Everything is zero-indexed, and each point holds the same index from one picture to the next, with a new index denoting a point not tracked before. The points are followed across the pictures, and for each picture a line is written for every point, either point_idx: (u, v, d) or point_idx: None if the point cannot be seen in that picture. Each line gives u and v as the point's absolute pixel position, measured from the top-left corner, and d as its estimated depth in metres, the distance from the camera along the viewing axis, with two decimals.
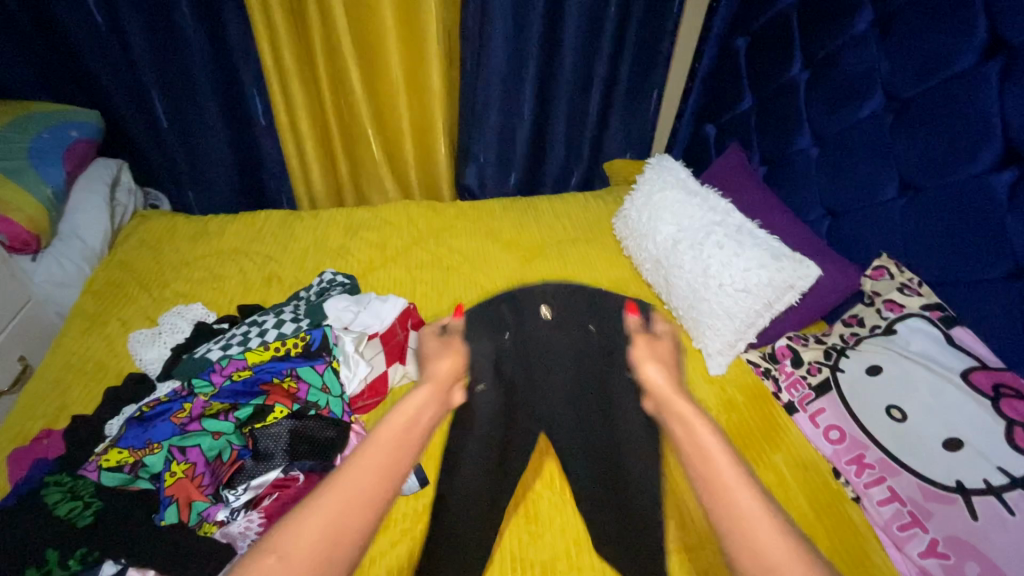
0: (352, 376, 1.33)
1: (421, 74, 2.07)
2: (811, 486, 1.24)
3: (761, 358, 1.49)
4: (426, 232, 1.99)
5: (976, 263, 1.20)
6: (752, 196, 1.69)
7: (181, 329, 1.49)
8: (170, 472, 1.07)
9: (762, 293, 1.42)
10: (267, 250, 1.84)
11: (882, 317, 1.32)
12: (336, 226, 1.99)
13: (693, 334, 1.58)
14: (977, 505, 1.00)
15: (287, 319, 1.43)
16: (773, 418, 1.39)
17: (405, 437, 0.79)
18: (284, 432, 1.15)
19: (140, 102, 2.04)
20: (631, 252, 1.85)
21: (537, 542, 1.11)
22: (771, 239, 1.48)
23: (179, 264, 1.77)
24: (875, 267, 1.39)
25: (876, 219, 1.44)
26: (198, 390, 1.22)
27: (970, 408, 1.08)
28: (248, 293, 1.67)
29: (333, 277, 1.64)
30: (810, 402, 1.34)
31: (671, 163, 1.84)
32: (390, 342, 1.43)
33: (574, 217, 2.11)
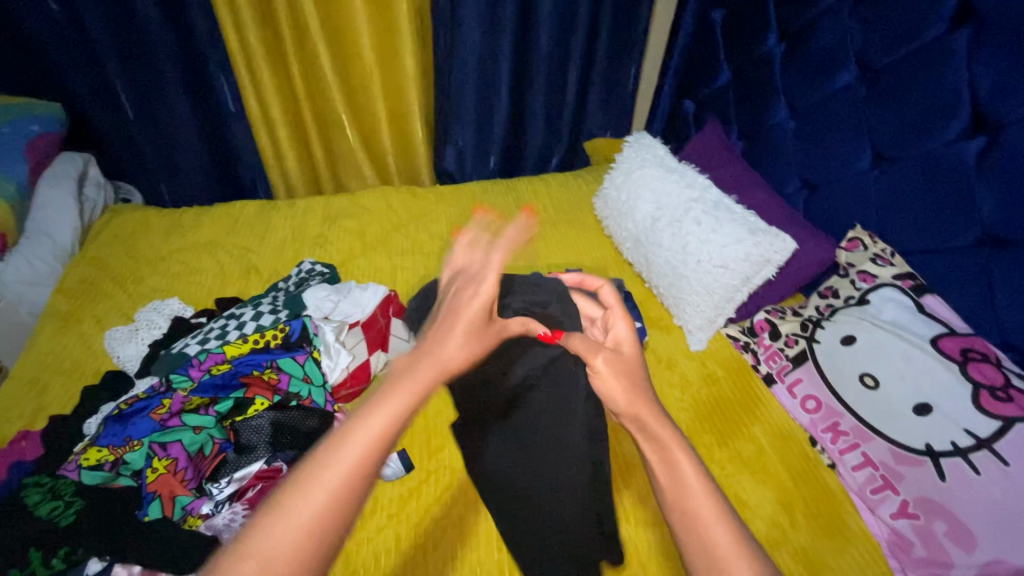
0: (334, 364, 1.34)
1: (394, 55, 2.02)
2: (788, 454, 1.27)
3: (739, 332, 1.52)
4: (406, 218, 1.97)
5: (945, 233, 1.22)
6: (731, 171, 1.70)
7: (158, 325, 1.46)
8: (151, 468, 1.06)
9: (739, 268, 1.43)
10: (241, 242, 1.81)
11: (856, 287, 1.34)
12: (315, 215, 1.96)
13: (674, 311, 1.60)
14: (946, 466, 1.03)
15: (265, 311, 1.41)
16: (752, 390, 1.42)
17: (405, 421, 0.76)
18: (265, 424, 1.13)
19: (103, 92, 1.98)
20: (612, 230, 1.85)
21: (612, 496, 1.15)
22: (748, 214, 1.48)
23: (154, 258, 1.73)
24: (850, 239, 1.40)
25: (851, 190, 1.45)
26: (176, 385, 1.19)
27: (938, 374, 1.10)
28: (226, 286, 1.64)
29: (311, 267, 1.64)
30: (787, 373, 1.37)
31: (649, 140, 1.83)
32: (371, 331, 1.42)
33: (556, 199, 2.11)
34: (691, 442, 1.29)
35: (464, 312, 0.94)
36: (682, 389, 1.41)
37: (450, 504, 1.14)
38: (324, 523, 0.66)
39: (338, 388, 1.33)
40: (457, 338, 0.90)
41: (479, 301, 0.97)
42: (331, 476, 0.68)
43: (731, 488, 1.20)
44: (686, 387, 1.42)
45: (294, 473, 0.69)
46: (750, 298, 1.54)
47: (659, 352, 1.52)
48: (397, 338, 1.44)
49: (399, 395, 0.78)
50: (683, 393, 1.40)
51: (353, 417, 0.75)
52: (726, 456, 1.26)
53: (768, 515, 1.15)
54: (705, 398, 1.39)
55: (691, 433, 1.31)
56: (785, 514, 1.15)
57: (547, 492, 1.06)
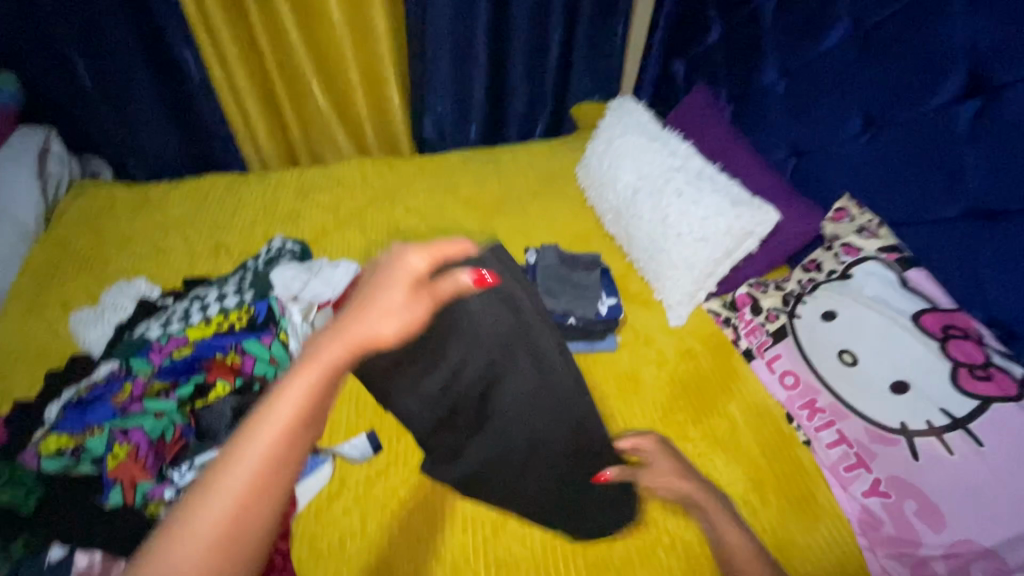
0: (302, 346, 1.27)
1: (365, 17, 1.92)
2: (762, 432, 1.25)
3: (720, 307, 1.48)
4: (382, 191, 1.91)
5: (932, 202, 1.16)
6: (716, 137, 1.61)
7: (124, 307, 1.43)
8: (111, 455, 1.04)
9: (720, 241, 1.37)
10: (211, 220, 1.76)
11: (839, 261, 1.28)
12: (287, 189, 1.90)
13: (653, 285, 1.55)
14: (920, 446, 1.01)
15: (230, 292, 1.38)
16: (731, 366, 1.39)
17: (325, 406, 0.64)
18: (226, 410, 1.10)
19: (61, 63, 1.89)
20: (593, 201, 1.79)
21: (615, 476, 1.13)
22: (731, 184, 1.42)
23: (122, 238, 1.69)
24: (836, 210, 1.34)
25: (838, 157, 1.38)
26: (136, 369, 1.17)
27: (918, 351, 1.07)
28: (195, 265, 1.60)
29: (281, 244, 1.58)
30: (766, 348, 1.34)
31: (632, 106, 1.75)
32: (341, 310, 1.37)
33: (538, 168, 2.03)
34: (664, 419, 1.27)
35: (376, 285, 0.69)
36: (658, 365, 1.39)
37: (417, 486, 1.13)
38: (224, 555, 0.55)
39: None
40: (351, 319, 0.67)
41: (401, 273, 0.70)
42: (231, 486, 0.57)
43: (704, 467, 1.18)
44: (662, 363, 1.39)
45: (189, 489, 0.58)
46: (732, 271, 1.49)
47: (637, 328, 1.48)
48: None
49: (300, 392, 0.62)
50: (659, 370, 1.38)
51: (244, 430, 0.61)
52: (699, 434, 1.24)
53: (739, 494, 1.14)
54: (682, 375, 1.37)
55: (666, 412, 1.29)
56: (755, 493, 1.14)
57: None
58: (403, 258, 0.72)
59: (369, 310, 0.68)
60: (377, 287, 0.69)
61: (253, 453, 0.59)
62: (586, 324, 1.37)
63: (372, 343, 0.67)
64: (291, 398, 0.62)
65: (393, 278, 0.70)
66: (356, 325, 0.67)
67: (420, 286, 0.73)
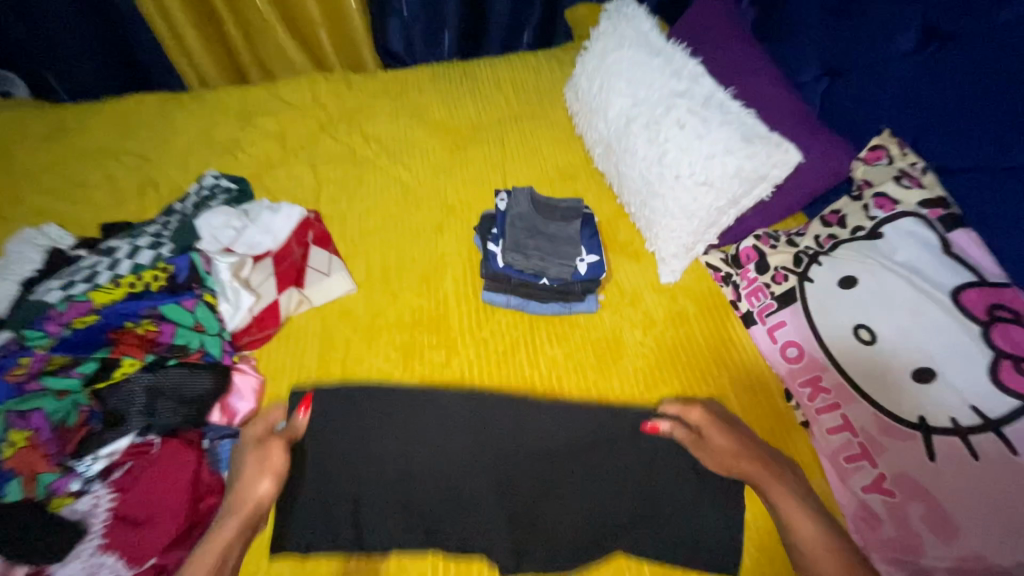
0: (234, 306, 1.13)
1: None
2: (755, 410, 1.11)
3: (721, 261, 1.28)
4: (337, 115, 1.64)
5: (998, 146, 0.92)
6: (734, 50, 1.31)
7: (32, 259, 1.21)
8: (8, 444, 0.89)
9: (726, 187, 1.14)
10: (138, 151, 1.52)
11: (868, 215, 1.06)
12: (226, 112, 1.63)
13: (645, 234, 1.34)
14: (939, 445, 0.87)
15: (145, 246, 1.18)
16: (724, 330, 1.22)
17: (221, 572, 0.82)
18: (138, 391, 0.98)
19: None
20: (582, 130, 1.52)
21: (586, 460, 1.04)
22: (744, 112, 1.15)
23: (32, 172, 1.46)
24: (872, 149, 1.10)
25: (883, 81, 1.11)
26: (31, 342, 1.00)
27: (953, 335, 0.89)
28: (116, 205, 1.38)
29: (214, 181, 1.38)
30: (768, 314, 1.17)
31: (632, 9, 1.43)
32: (283, 264, 1.23)
33: (520, 87, 1.73)
34: (647, 395, 1.12)
35: (244, 455, 0.96)
36: (644, 331, 1.22)
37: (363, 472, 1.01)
38: None
39: (241, 333, 1.14)
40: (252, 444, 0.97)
41: (248, 438, 0.98)
42: None
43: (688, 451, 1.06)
44: (649, 328, 1.22)
45: None
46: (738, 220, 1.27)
47: (623, 284, 1.29)
48: (315, 273, 1.23)
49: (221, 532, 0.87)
50: (644, 335, 1.21)
51: None
52: None
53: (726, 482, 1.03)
54: (670, 342, 1.20)
55: (648, 385, 1.14)
56: None
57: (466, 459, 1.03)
58: (257, 425, 1.00)
59: (243, 487, 0.92)
60: (256, 456, 0.95)
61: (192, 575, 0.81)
62: (562, 285, 1.21)
63: (256, 507, 0.90)
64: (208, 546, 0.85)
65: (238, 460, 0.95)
66: (244, 481, 0.92)
67: (252, 464, 0.93)
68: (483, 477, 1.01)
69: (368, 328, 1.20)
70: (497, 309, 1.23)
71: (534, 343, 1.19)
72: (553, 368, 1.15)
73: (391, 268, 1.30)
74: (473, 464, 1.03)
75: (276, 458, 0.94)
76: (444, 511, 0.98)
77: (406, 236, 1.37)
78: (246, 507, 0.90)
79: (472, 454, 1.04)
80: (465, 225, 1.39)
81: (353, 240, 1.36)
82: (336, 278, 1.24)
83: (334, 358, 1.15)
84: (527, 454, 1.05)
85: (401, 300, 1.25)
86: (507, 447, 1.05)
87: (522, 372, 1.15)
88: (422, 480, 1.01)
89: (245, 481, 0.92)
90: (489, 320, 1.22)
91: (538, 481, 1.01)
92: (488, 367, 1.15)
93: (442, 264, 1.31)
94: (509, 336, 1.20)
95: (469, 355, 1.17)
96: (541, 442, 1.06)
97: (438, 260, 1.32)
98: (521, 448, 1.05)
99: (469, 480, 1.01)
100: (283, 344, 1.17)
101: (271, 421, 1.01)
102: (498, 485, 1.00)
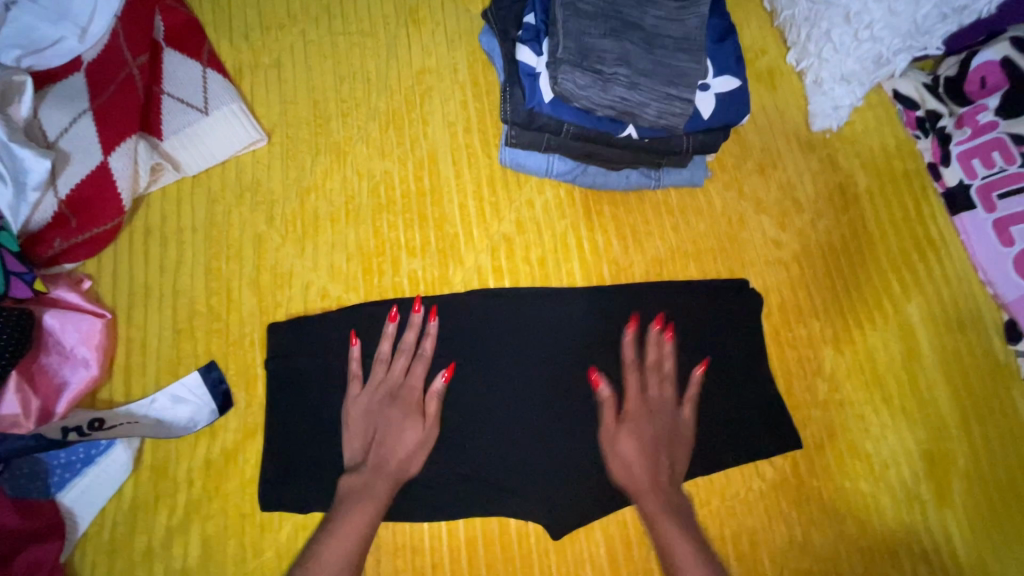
0: (16, 184, 0.56)
1: None
2: (962, 364, 0.67)
3: (926, 89, 0.73)
4: None
5: None
6: None
7: None
8: None
9: None
10: None
11: None
12: None
13: (789, 35, 0.76)
14: None
15: None
16: (917, 220, 0.72)
17: (397, 403, 0.58)
18: None
19: None
20: None
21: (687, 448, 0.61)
22: None
23: None
24: None
25: None
26: None
27: None
28: None
29: None
30: (999, 195, 0.67)
31: None
32: (109, 88, 0.63)
33: None
34: (783, 335, 0.67)
35: (386, 301, 0.63)
36: (779, 223, 0.71)
37: (306, 480, 0.58)
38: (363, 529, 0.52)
39: (49, 231, 0.60)
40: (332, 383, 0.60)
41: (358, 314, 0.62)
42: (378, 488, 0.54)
43: (845, 430, 0.64)
44: (787, 220, 0.71)
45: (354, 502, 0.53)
46: (971, 11, 0.69)
47: (746, 133, 0.73)
48: (184, 110, 0.66)
49: (355, 521, 0.52)
50: (784, 227, 0.71)
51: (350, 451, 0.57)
52: (839, 361, 0.67)
53: (904, 481, 0.63)
54: (824, 238, 0.70)
55: (790, 315, 0.68)
56: (929, 482, 0.63)
57: (310, 471, 0.58)
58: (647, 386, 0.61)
59: (411, 332, 0.61)
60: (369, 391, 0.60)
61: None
62: (657, 142, 0.61)
63: (385, 347, 0.61)
64: (340, 537, 0.51)
65: (356, 432, 0.57)
66: (385, 377, 0.59)
67: (323, 371, 0.61)
68: (506, 491, 0.58)
69: (295, 216, 0.66)
70: (529, 180, 0.69)
71: (594, 244, 0.68)
72: (626, 290, 0.66)
73: (328, 99, 0.71)
74: (495, 465, 0.59)
75: (303, 352, 0.61)
76: (452, 550, 0.57)
77: (353, 35, 0.73)
78: (385, 353, 0.60)
79: (490, 443, 0.59)
80: (461, 15, 0.75)
81: (251, 45, 0.73)
82: (219, 118, 0.66)
83: (239, 277, 0.64)
84: (585, 444, 0.60)
85: (352, 161, 0.68)
86: (548, 433, 0.60)
87: (579, 294, 0.65)
88: (413, 498, 0.57)
89: (365, 453, 0.56)
90: (513, 201, 0.68)
91: (611, 494, 0.59)
92: (514, 287, 0.65)
93: (422, 89, 0.72)
94: (552, 231, 0.68)
95: (481, 264, 0.66)
96: (612, 424, 0.61)
97: (415, 82, 0.72)
98: (580, 435, 0.60)
99: (488, 496, 0.58)
100: (143, 251, 0.65)
101: (653, 371, 0.62)
102: (543, 500, 0.58)
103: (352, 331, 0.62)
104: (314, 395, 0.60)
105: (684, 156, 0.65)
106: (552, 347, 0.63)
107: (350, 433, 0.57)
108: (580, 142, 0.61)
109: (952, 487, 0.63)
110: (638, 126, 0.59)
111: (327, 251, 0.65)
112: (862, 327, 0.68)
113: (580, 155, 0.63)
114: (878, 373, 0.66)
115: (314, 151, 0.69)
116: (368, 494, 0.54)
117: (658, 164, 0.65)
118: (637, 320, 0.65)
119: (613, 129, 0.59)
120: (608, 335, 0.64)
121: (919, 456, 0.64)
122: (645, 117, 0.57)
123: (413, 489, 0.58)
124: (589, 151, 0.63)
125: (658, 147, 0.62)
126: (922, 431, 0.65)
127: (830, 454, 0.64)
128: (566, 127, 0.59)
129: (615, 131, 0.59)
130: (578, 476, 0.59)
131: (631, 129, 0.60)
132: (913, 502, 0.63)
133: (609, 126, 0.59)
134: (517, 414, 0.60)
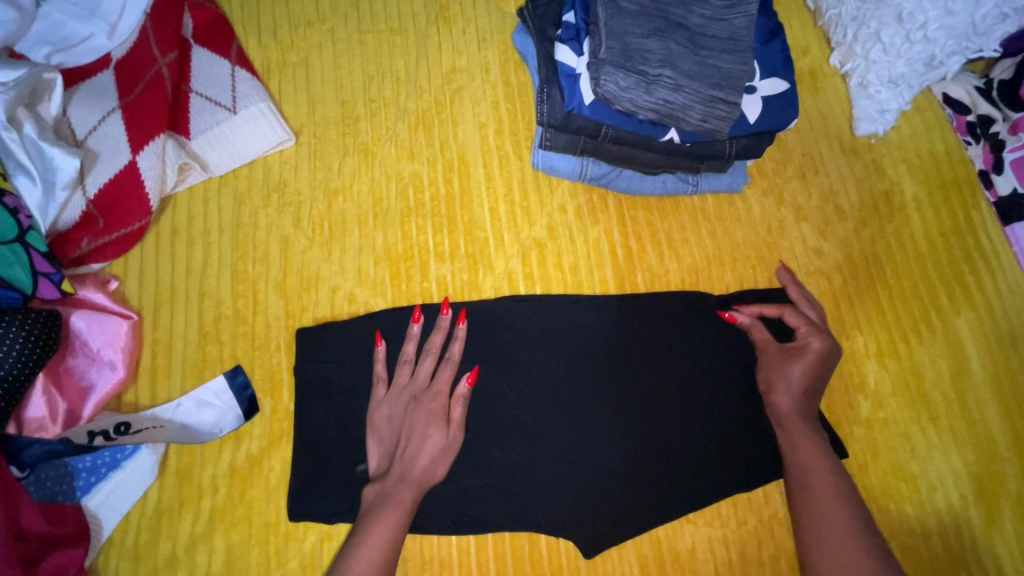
0: (46, 183, 0.56)
1: None
2: (1014, 381, 0.64)
3: (978, 94, 0.70)
4: None
5: None
6: None
7: None
8: None
9: None
10: None
11: None
12: None
13: (833, 36, 0.73)
14: None
15: None
16: (968, 229, 0.68)
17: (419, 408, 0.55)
18: None
19: None
20: None
21: (723, 465, 0.59)
22: None
23: None
24: None
25: None
26: None
27: None
28: None
29: None
30: None
31: None
32: (138, 85, 0.62)
33: None
34: None
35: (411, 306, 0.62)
36: (821, 231, 0.68)
37: (332, 490, 0.56)
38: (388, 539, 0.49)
39: (77, 231, 0.59)
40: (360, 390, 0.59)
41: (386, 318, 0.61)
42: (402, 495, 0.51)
43: (890, 449, 0.62)
44: (829, 228, 0.68)
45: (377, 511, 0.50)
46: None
47: (786, 137, 0.71)
48: (213, 108, 0.65)
49: (380, 531, 0.49)
50: (826, 235, 0.68)
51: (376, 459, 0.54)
52: (883, 376, 0.64)
53: (951, 504, 0.60)
54: (868, 248, 0.68)
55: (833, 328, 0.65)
56: (979, 506, 0.60)
57: (335, 480, 0.57)
58: (754, 333, 0.61)
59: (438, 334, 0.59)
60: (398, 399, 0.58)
61: (830, 523, 0.49)
62: (697, 145, 0.59)
63: (411, 350, 0.58)
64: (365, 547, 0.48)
65: (379, 437, 0.55)
66: (410, 382, 0.57)
67: (349, 378, 0.59)
68: (535, 505, 0.56)
69: (322, 218, 0.65)
70: (561, 184, 0.67)
71: (628, 250, 0.66)
72: (661, 299, 0.63)
73: (356, 99, 0.69)
74: (526, 479, 0.57)
75: (330, 358, 0.60)
76: (481, 564, 0.55)
77: (382, 33, 0.72)
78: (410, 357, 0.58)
79: (520, 455, 0.57)
80: (492, 13, 0.73)
81: (279, 43, 0.72)
82: (248, 117, 0.65)
83: (266, 280, 0.63)
84: (619, 459, 0.58)
85: (381, 162, 0.67)
86: (581, 447, 0.58)
87: (614, 301, 0.63)
88: (440, 510, 0.56)
89: (390, 461, 0.54)
90: (545, 205, 0.66)
91: (644, 511, 0.57)
92: (545, 293, 0.63)
93: (452, 89, 0.70)
94: (584, 236, 0.66)
95: (511, 270, 0.64)
96: (646, 437, 0.59)
97: (445, 82, 0.70)
98: (613, 450, 0.58)
99: (518, 511, 0.56)
100: (169, 251, 0.64)
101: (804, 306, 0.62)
102: (575, 515, 0.56)
103: (379, 337, 0.60)
104: (340, 402, 0.59)
105: (724, 161, 0.62)
106: (585, 357, 0.61)
107: (375, 440, 0.55)
108: (617, 144, 0.59)
109: (1003, 511, 0.60)
110: (681, 130, 0.56)
111: (354, 253, 0.64)
112: (910, 341, 0.65)
113: (617, 159, 0.61)
114: (926, 390, 0.63)
115: (341, 151, 0.67)
116: (392, 503, 0.50)
117: (696, 168, 0.63)
118: (674, 331, 0.62)
119: (654, 132, 0.57)
120: (643, 345, 0.62)
121: (969, 477, 0.61)
122: (690, 119, 0.54)
123: (441, 500, 0.56)
124: (626, 154, 0.61)
125: (698, 151, 0.60)
126: (972, 450, 0.62)
127: (874, 474, 0.61)
128: (605, 130, 0.57)
129: (655, 135, 0.57)
130: (611, 490, 0.57)
131: (672, 133, 0.57)
132: (962, 525, 0.60)
133: (650, 129, 0.57)
134: (549, 426, 0.58)
